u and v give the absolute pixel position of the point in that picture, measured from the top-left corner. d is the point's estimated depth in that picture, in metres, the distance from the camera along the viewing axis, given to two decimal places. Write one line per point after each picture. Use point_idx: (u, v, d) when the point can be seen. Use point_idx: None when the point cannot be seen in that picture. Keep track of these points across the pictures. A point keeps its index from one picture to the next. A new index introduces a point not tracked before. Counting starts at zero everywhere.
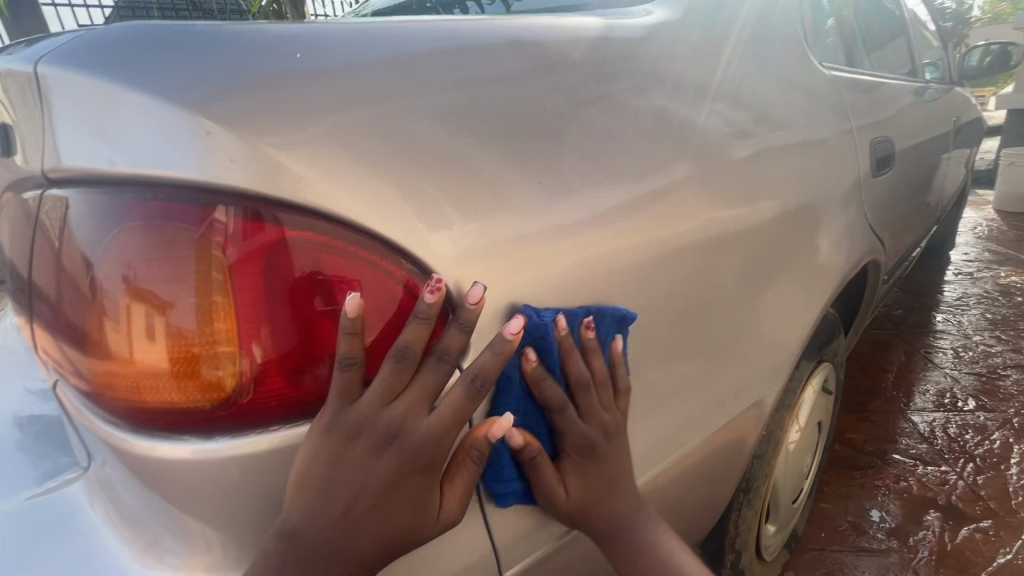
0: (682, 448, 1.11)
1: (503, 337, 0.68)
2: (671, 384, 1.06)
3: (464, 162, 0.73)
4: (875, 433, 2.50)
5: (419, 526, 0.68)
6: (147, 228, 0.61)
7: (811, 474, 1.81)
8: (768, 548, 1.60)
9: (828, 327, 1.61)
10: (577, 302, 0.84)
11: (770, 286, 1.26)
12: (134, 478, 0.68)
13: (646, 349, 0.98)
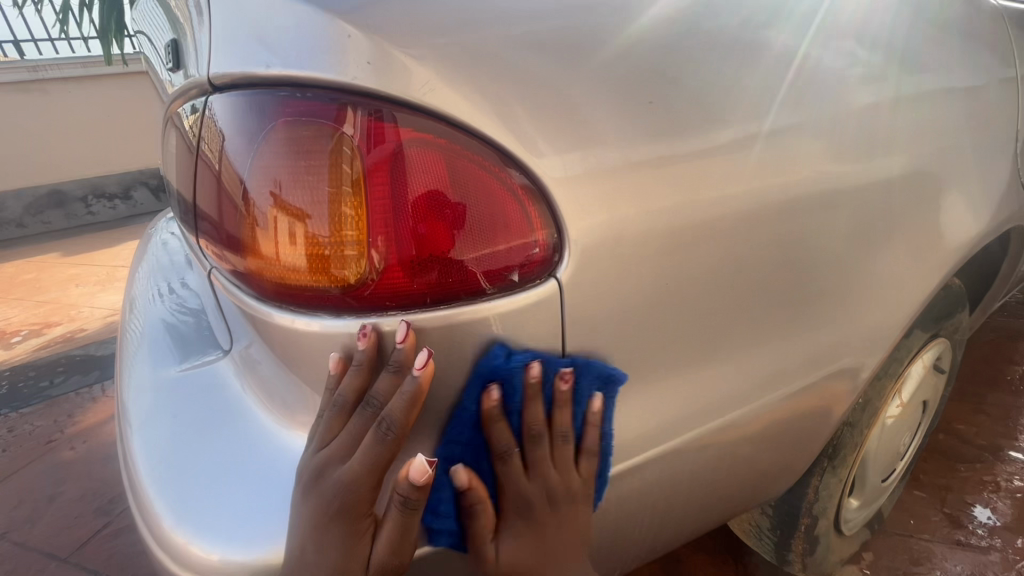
0: (768, 400, 1.08)
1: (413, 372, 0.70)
2: (764, 332, 1.02)
3: (573, 82, 0.74)
4: (991, 426, 2.26)
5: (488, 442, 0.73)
6: (292, 123, 0.69)
7: (908, 455, 1.68)
8: (848, 522, 1.53)
9: (952, 298, 1.45)
10: (674, 234, 0.83)
11: (890, 243, 1.15)
12: (271, 350, 0.78)
13: (742, 293, 0.95)
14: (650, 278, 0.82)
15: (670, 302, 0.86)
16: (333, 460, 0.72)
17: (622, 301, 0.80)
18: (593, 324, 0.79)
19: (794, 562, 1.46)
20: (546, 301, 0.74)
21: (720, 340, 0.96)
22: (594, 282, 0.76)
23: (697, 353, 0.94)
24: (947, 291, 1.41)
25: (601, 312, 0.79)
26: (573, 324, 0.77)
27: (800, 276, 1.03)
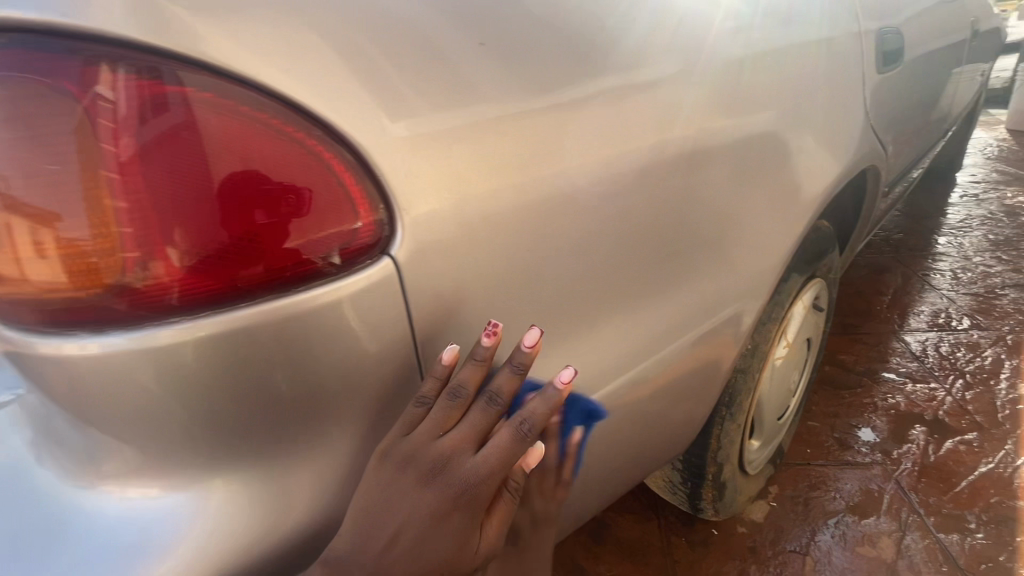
0: (660, 359, 1.07)
1: (521, 353, 0.74)
2: (646, 291, 1.00)
3: (392, 26, 0.63)
4: (866, 354, 2.50)
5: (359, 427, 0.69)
6: (12, 85, 0.52)
7: (799, 391, 1.80)
8: (751, 462, 1.61)
9: (822, 240, 1.53)
10: (534, 197, 0.75)
11: (761, 191, 1.17)
12: (49, 387, 0.62)
13: (620, 254, 0.92)
14: (517, 247, 0.75)
15: (544, 270, 0.80)
16: (425, 439, 0.71)
17: (488, 275, 0.73)
18: (455, 307, 0.71)
19: (707, 509, 1.51)
20: (380, 284, 0.64)
21: (602, 305, 0.93)
22: (449, 256, 0.67)
23: (580, 321, 0.90)
24: (817, 233, 1.49)
25: (465, 289, 0.71)
26: (423, 307, 0.68)
27: (678, 232, 1.01)
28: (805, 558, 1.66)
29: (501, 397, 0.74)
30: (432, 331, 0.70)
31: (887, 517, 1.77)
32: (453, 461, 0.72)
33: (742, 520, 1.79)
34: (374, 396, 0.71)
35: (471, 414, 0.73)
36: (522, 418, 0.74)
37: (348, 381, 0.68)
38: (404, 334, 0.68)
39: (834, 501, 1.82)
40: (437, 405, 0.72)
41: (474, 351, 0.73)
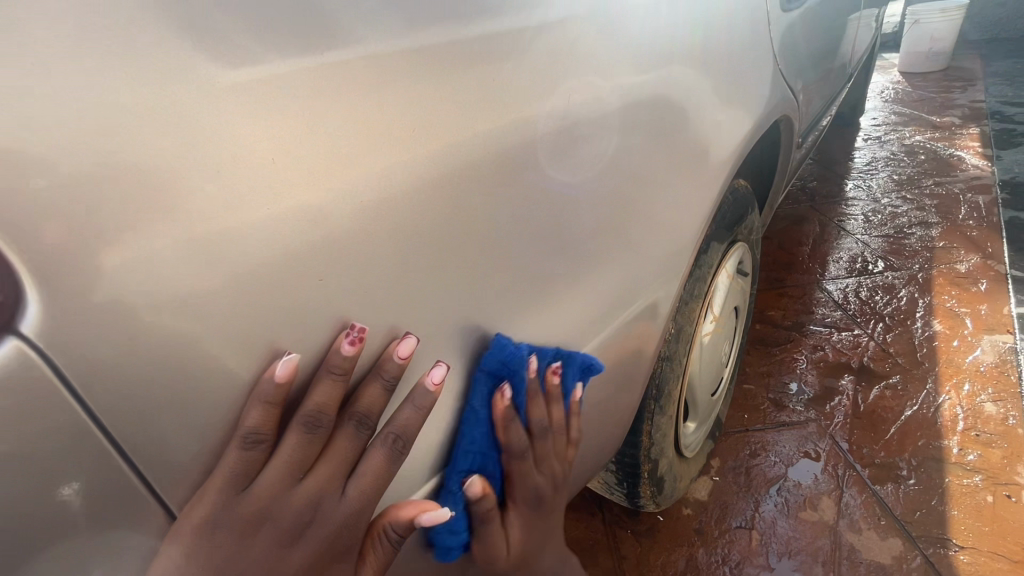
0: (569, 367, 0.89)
1: (392, 364, 0.60)
2: (543, 293, 0.81)
3: None
4: (793, 307, 2.49)
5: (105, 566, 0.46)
6: None
7: (731, 361, 1.71)
8: (689, 446, 1.50)
9: (741, 201, 1.41)
10: (336, 197, 0.55)
11: (667, 156, 1.01)
12: None
13: (499, 251, 0.72)
14: (323, 262, 0.54)
15: (381, 292, 0.59)
16: (280, 488, 0.55)
17: (278, 315, 0.53)
18: (230, 362, 0.52)
19: (647, 505, 1.39)
20: (12, 380, 0.41)
21: (487, 320, 0.73)
22: (196, 300, 0.48)
23: (456, 344, 0.70)
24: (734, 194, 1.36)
25: (239, 340, 0.51)
26: (114, 400, 0.46)
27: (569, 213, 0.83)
28: (751, 533, 1.60)
29: (371, 418, 0.60)
30: (188, 407, 0.50)
31: (825, 476, 1.74)
32: (324, 505, 0.58)
33: (687, 501, 1.70)
34: (101, 535, 0.46)
35: (337, 442, 0.59)
36: (397, 436, 0.62)
37: (42, 523, 0.43)
38: (100, 445, 0.46)
39: (774, 467, 1.77)
40: (286, 442, 0.55)
41: (330, 363, 0.56)
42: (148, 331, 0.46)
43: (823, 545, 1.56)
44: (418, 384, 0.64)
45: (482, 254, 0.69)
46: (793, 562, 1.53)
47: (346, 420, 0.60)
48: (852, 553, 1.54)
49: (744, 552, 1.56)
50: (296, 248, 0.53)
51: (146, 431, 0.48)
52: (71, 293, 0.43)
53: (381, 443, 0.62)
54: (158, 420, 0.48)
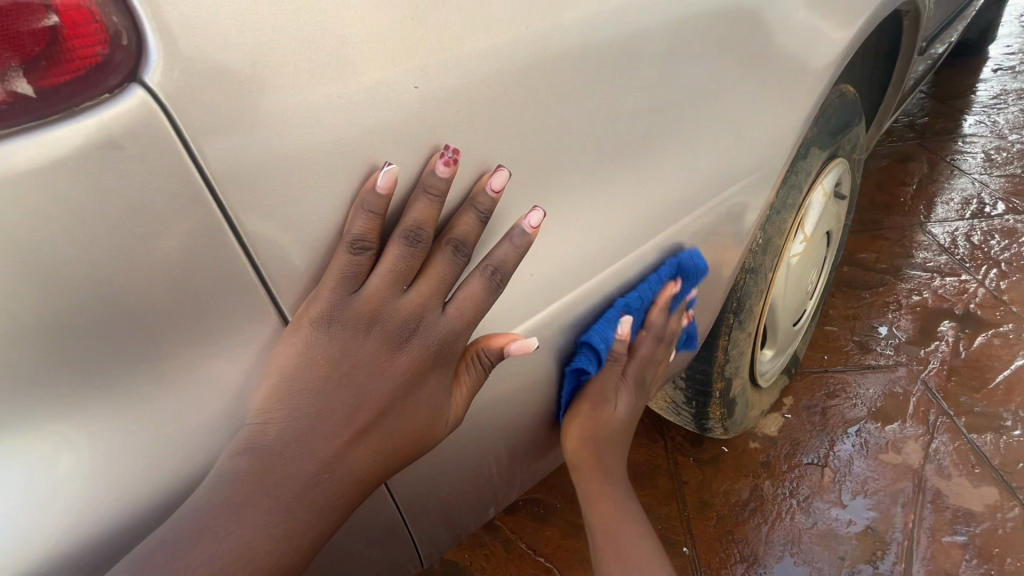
0: (656, 263, 0.84)
1: (482, 205, 0.59)
2: (634, 176, 0.76)
3: None
4: (889, 249, 2.26)
5: (217, 364, 0.51)
6: None
7: (816, 293, 1.59)
8: (764, 374, 1.43)
9: (848, 108, 1.26)
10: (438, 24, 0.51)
11: (783, 34, 0.88)
12: None
13: (591, 116, 0.66)
14: (420, 83, 0.51)
15: (470, 140, 0.56)
16: (386, 296, 0.56)
17: (376, 147, 0.51)
18: (339, 192, 0.51)
19: (715, 428, 1.36)
20: (136, 134, 0.41)
21: (571, 192, 0.69)
22: (297, 107, 0.46)
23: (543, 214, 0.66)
24: (842, 98, 1.22)
25: (335, 167, 0.49)
26: (224, 175, 0.45)
27: (676, 86, 0.74)
28: (824, 470, 1.53)
29: (468, 245, 0.59)
30: (295, 211, 0.49)
31: (914, 421, 1.62)
32: (426, 321, 0.59)
33: (754, 435, 1.65)
34: (217, 312, 0.49)
35: (436, 264, 0.58)
36: (494, 269, 0.61)
37: (164, 289, 0.46)
38: (212, 216, 0.46)
39: (854, 408, 1.67)
40: (389, 254, 0.55)
41: (427, 184, 0.54)
42: (257, 117, 0.45)
43: (905, 488, 1.47)
44: (514, 227, 0.61)
45: (572, 119, 0.65)
46: (870, 501, 1.46)
47: (444, 244, 0.58)
48: (938, 497, 1.44)
49: (814, 487, 1.50)
50: (402, 68, 0.50)
51: (256, 222, 0.47)
52: (194, 58, 0.41)
53: (478, 273, 0.61)
54: (276, 232, 0.49)
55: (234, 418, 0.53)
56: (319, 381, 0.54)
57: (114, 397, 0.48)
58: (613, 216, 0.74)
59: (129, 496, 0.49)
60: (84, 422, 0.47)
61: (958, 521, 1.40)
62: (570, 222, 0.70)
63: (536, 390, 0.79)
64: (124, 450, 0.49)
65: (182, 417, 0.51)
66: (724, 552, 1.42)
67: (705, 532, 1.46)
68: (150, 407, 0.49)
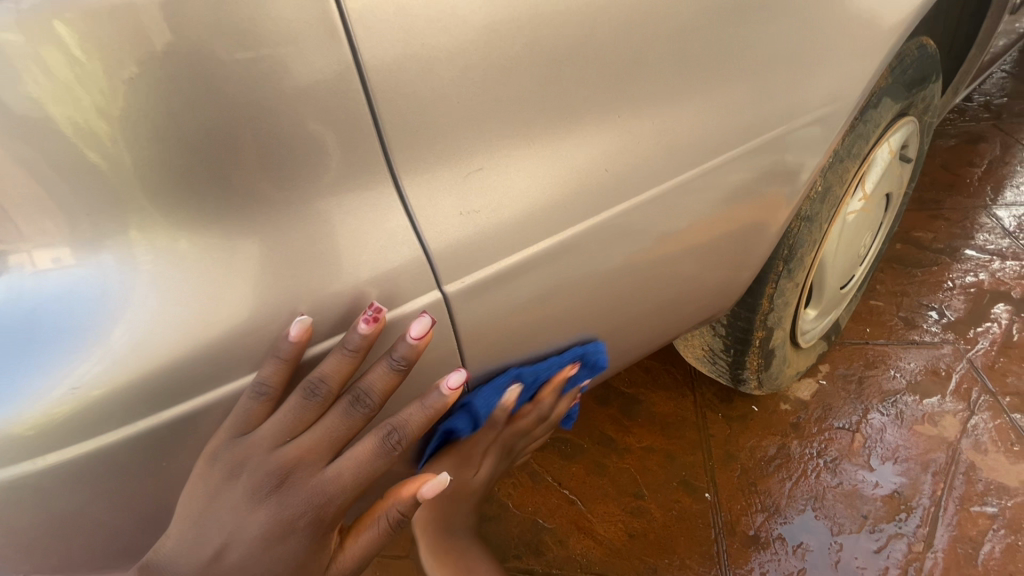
0: (733, 193, 0.82)
1: (575, 109, 0.60)
2: (729, 99, 0.73)
3: None
4: (948, 230, 2.17)
5: (334, 216, 0.54)
6: None
7: (869, 258, 1.57)
8: (806, 334, 1.44)
9: (926, 62, 1.22)
10: None
11: None
12: None
13: (688, 28, 0.65)
14: None
15: (569, 31, 0.57)
16: (266, 444, 0.58)
17: (473, 34, 0.53)
18: (452, 62, 0.52)
19: (750, 381, 1.37)
20: None
21: (663, 101, 0.67)
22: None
23: (634, 122, 0.65)
24: (921, 51, 1.18)
25: (439, 46, 0.51)
26: (356, 23, 0.49)
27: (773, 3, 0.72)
28: (855, 435, 1.54)
29: (371, 399, 0.59)
30: (399, 78, 0.51)
31: (954, 397, 1.60)
32: (298, 475, 0.60)
33: (786, 398, 1.66)
34: (324, 155, 0.52)
35: (330, 417, 0.60)
36: (392, 429, 0.61)
37: (290, 120, 0.50)
38: (342, 60, 0.49)
39: (893, 380, 1.65)
40: (287, 403, 0.58)
41: (520, 65, 0.56)
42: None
43: (936, 458, 1.47)
44: (432, 386, 0.62)
45: (669, 31, 0.64)
46: (898, 467, 1.46)
47: (346, 396, 0.60)
48: (971, 469, 1.44)
49: (843, 451, 1.51)
50: None
51: (375, 79, 0.51)
52: None
53: (376, 430, 0.62)
54: (394, 90, 0.52)
55: (325, 273, 0.55)
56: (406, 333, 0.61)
57: (223, 229, 0.52)
58: (699, 141, 0.72)
59: (230, 328, 0.54)
60: (193, 237, 0.52)
61: (988, 493, 1.39)
62: (662, 136, 0.68)
63: (603, 313, 0.78)
64: (244, 285, 0.53)
65: (301, 261, 0.54)
66: (745, 501, 1.45)
67: (727, 481, 1.50)
68: (263, 237, 0.53)
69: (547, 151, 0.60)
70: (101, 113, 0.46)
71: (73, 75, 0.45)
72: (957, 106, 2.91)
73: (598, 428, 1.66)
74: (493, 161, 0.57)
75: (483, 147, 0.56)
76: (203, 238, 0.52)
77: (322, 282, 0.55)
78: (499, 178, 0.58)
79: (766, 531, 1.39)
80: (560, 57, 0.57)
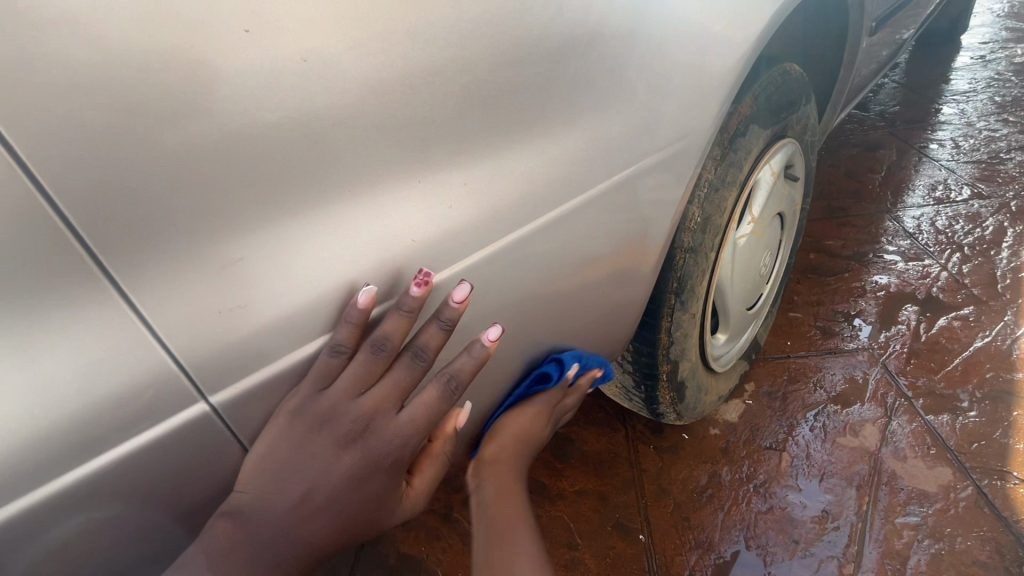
0: (588, 239, 0.79)
1: (376, 179, 0.55)
2: (562, 150, 0.70)
3: None
4: (855, 236, 2.26)
5: (45, 343, 0.43)
6: None
7: (774, 276, 1.58)
8: (719, 358, 1.42)
9: (791, 87, 1.25)
10: None
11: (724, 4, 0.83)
12: None
13: (500, 82, 0.61)
14: (251, 26, 0.45)
15: (340, 101, 0.50)
16: (341, 398, 0.60)
17: (208, 113, 0.45)
18: (188, 146, 0.45)
19: (668, 414, 1.34)
20: None
21: (482, 158, 0.62)
22: (90, 45, 0.40)
23: (450, 184, 0.60)
24: (785, 77, 1.21)
25: (158, 132, 0.43)
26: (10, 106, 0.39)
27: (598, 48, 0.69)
28: (782, 455, 1.52)
29: (429, 353, 0.65)
30: (112, 168, 0.43)
31: (872, 404, 1.61)
32: (375, 424, 0.64)
33: (715, 422, 1.64)
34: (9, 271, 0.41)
35: (394, 372, 0.64)
36: (451, 377, 0.68)
37: None
38: (0, 155, 0.40)
39: (814, 393, 1.66)
40: (356, 359, 0.61)
41: (282, 143, 0.48)
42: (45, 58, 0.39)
43: (860, 470, 1.46)
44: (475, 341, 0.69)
45: (473, 87, 0.58)
46: (825, 484, 1.45)
47: (406, 353, 0.64)
48: (893, 479, 1.44)
49: (772, 473, 1.49)
50: (247, 24, 0.45)
51: (59, 173, 0.41)
52: None
53: (436, 380, 0.68)
54: (92, 184, 0.42)
55: (27, 410, 0.43)
56: (183, 448, 0.52)
57: None
58: (535, 194, 0.68)
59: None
60: None
61: (911, 501, 1.39)
62: (488, 196, 0.64)
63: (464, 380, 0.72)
64: None
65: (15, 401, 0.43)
66: (679, 539, 1.40)
67: (661, 519, 1.45)
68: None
69: (344, 224, 0.54)
70: None
71: None
72: (855, 116, 3.09)
73: (530, 475, 1.59)
74: (252, 245, 0.49)
75: (257, 232, 0.49)
76: None
77: (48, 418, 0.44)
78: (292, 261, 0.52)
79: (701, 570, 1.34)
80: (334, 132, 0.51)
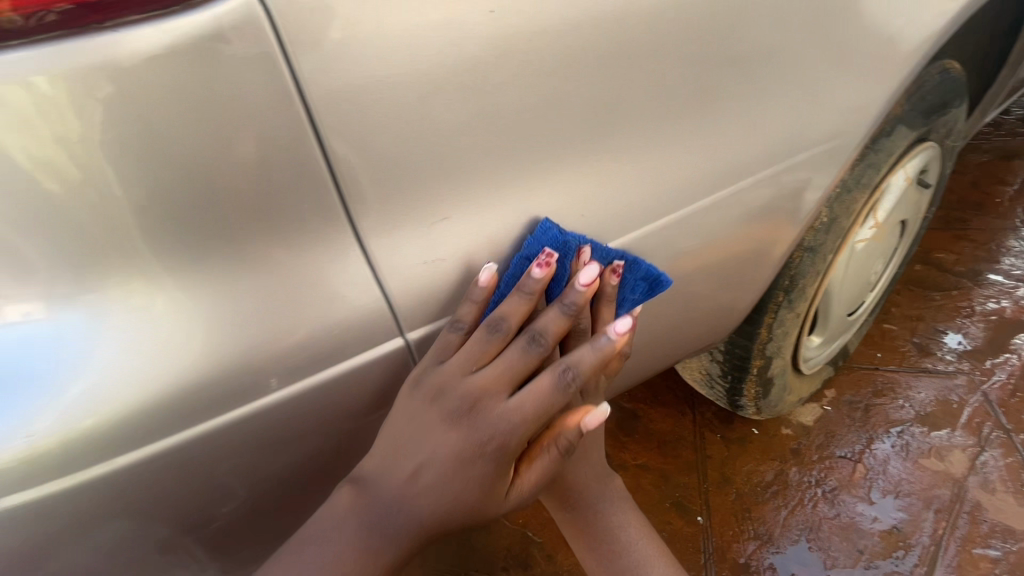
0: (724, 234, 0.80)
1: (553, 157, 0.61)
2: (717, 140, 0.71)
3: None
4: (972, 252, 2.09)
5: (306, 269, 0.55)
6: None
7: (880, 285, 1.51)
8: (809, 361, 1.40)
9: (948, 87, 1.16)
10: None
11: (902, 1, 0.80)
12: None
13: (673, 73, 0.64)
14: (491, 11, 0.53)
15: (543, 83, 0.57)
16: (454, 373, 0.63)
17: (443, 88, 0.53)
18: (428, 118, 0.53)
19: (747, 407, 1.35)
20: (240, 30, 0.46)
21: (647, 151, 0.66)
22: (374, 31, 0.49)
23: (615, 167, 0.65)
24: (943, 75, 1.12)
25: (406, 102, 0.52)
26: (313, 75, 0.49)
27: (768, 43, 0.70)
28: (856, 465, 1.50)
29: (545, 339, 0.65)
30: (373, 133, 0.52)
31: (965, 431, 1.54)
32: (484, 404, 0.65)
33: (788, 422, 1.63)
34: (293, 210, 0.53)
35: (511, 351, 0.65)
36: (567, 366, 0.66)
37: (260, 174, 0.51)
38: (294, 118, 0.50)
39: (900, 410, 1.60)
40: (473, 336, 0.64)
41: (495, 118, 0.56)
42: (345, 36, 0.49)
43: (940, 495, 1.42)
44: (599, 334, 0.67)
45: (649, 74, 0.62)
46: (899, 502, 1.42)
47: (525, 335, 0.65)
48: (976, 509, 1.39)
49: (843, 481, 1.48)
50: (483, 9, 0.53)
51: (336, 133, 0.51)
52: None
53: (552, 369, 0.67)
54: (357, 146, 0.52)
55: (284, 325, 0.56)
56: (374, 380, 0.62)
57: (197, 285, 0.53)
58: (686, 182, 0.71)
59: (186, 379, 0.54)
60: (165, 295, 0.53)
61: (992, 535, 1.35)
62: (643, 180, 0.68)
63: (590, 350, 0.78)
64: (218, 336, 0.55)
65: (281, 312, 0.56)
66: (738, 527, 1.43)
67: (721, 506, 1.48)
68: (219, 288, 0.53)
69: (525, 194, 0.61)
70: (67, 172, 0.46)
71: (44, 139, 0.45)
72: (993, 120, 2.78)
73: None
74: (460, 211, 0.59)
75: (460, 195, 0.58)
76: (172, 295, 0.53)
77: (294, 330, 0.56)
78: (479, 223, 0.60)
79: (757, 560, 1.38)
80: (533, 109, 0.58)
